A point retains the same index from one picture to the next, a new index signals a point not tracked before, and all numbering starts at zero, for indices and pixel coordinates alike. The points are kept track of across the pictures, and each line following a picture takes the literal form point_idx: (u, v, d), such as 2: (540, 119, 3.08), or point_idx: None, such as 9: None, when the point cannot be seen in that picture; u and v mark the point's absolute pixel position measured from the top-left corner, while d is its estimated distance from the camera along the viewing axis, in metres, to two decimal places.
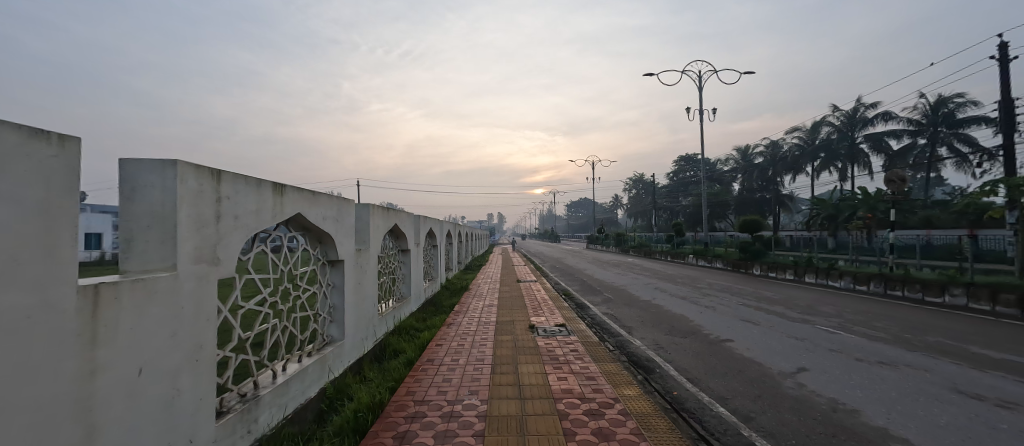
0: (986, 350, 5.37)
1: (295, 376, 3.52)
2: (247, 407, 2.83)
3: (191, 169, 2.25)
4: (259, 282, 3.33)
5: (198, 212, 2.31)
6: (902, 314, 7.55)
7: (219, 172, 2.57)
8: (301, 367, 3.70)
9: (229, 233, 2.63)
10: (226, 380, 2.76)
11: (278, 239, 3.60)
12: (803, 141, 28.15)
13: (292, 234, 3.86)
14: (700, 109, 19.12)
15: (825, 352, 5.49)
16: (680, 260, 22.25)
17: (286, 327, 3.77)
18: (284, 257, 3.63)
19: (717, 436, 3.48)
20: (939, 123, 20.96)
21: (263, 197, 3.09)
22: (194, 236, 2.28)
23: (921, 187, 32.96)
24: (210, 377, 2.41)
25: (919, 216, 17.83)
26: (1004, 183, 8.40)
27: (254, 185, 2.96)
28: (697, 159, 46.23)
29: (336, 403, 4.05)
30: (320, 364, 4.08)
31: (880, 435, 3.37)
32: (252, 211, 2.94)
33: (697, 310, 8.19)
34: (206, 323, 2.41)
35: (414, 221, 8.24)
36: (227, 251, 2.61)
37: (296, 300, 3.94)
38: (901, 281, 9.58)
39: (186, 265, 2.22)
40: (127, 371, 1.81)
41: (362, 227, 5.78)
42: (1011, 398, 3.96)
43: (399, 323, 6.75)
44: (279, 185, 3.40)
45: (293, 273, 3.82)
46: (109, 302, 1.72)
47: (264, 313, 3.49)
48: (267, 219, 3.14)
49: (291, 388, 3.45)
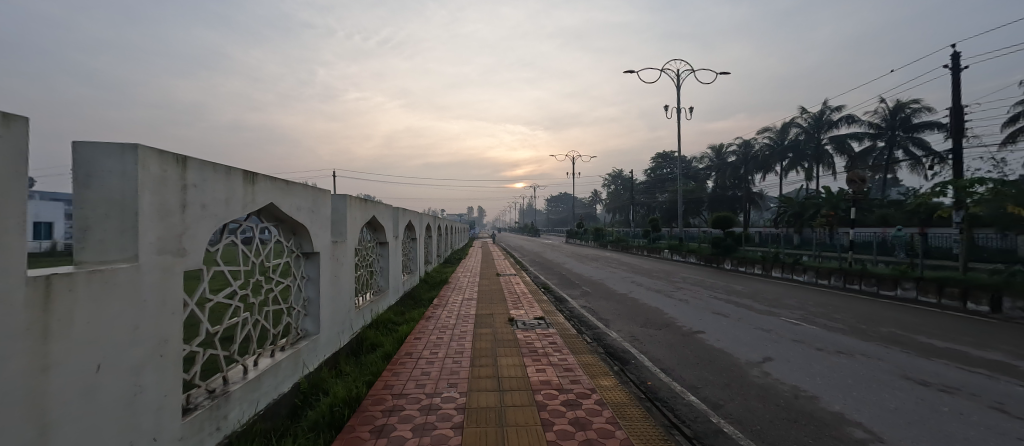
0: (931, 339, 5.81)
1: (267, 371, 3.46)
2: (216, 403, 2.75)
3: (153, 155, 2.16)
4: (229, 274, 3.22)
5: (161, 201, 2.22)
6: (860, 306, 8.03)
7: (186, 158, 2.47)
8: (274, 361, 3.62)
9: (196, 223, 2.54)
10: (193, 376, 2.65)
11: (249, 230, 3.50)
12: (774, 142, 29.16)
13: (263, 225, 3.77)
14: (677, 107, 19.63)
15: (790, 343, 5.77)
16: (656, 254, 22.87)
17: (257, 321, 3.68)
18: (254, 249, 3.54)
19: (687, 423, 3.64)
20: (896, 127, 22.27)
21: (233, 187, 2.99)
22: (157, 226, 2.18)
23: (879, 187, 34.90)
24: (176, 372, 2.33)
25: (876, 214, 19.01)
26: (952, 185, 8.99)
27: (224, 174, 2.86)
28: (674, 158, 47.73)
29: (311, 398, 3.99)
30: (295, 359, 4.01)
31: (836, 419, 3.60)
32: (222, 200, 2.84)
33: (671, 303, 8.44)
34: (172, 317, 2.32)
35: (392, 213, 8.12)
36: (194, 242, 2.52)
37: (268, 293, 3.84)
38: (859, 275, 10.14)
39: (149, 255, 2.12)
40: (85, 368, 1.74)
41: (338, 218, 5.65)
42: (952, 383, 4.31)
43: (377, 316, 6.71)
44: (250, 174, 3.30)
45: (265, 265, 3.71)
46: (63, 294, 1.63)
47: (234, 306, 3.37)
48: (237, 209, 3.03)
49: (263, 383, 3.39)
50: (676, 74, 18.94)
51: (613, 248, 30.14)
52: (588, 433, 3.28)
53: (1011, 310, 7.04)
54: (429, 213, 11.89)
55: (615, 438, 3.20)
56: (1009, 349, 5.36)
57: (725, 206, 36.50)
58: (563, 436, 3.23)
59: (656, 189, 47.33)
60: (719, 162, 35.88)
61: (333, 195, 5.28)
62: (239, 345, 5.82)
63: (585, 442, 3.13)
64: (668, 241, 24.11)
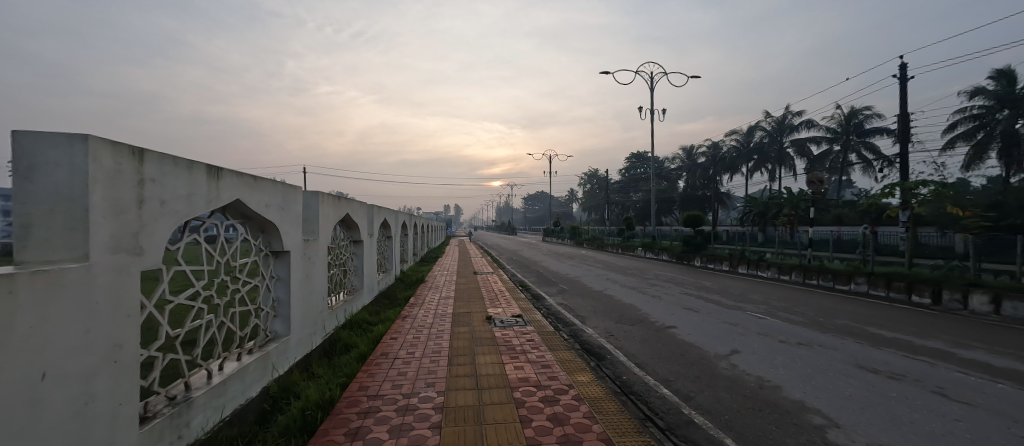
0: (881, 330, 6.25)
1: (233, 376, 3.32)
2: (178, 410, 2.62)
3: (106, 147, 2.03)
4: (192, 274, 3.07)
5: (115, 196, 2.09)
6: (818, 300, 8.52)
7: (143, 151, 2.34)
8: (241, 366, 3.48)
9: (154, 221, 2.40)
10: (152, 382, 2.51)
11: (213, 228, 3.34)
12: (740, 144, 30.37)
13: (229, 223, 3.60)
14: (651, 109, 20.18)
15: (755, 335, 6.07)
16: (630, 252, 23.41)
17: (223, 323, 3.52)
18: (220, 247, 3.38)
19: (661, 415, 3.77)
20: (851, 132, 23.72)
21: (196, 182, 2.84)
22: (110, 223, 2.05)
23: (836, 189, 37.14)
24: (133, 378, 2.21)
25: (832, 214, 20.23)
26: (900, 187, 9.63)
27: (186, 168, 2.72)
28: (647, 158, 49.02)
29: (281, 403, 3.87)
30: (264, 362, 3.88)
31: (797, 407, 3.83)
32: (183, 196, 2.69)
33: (645, 299, 8.69)
34: (128, 320, 2.19)
35: (367, 211, 7.94)
36: (152, 240, 2.38)
37: (235, 294, 3.68)
38: (817, 271, 10.77)
39: (101, 254, 1.99)
40: (26, 378, 1.62)
41: (310, 216, 5.48)
42: (899, 370, 4.67)
43: (351, 316, 6.56)
44: (215, 168, 3.15)
45: (230, 264, 3.55)
46: (3, 298, 1.51)
47: (197, 308, 3.21)
48: (200, 206, 2.88)
49: (229, 388, 3.26)
50: (650, 76, 19.47)
51: (589, 246, 30.66)
52: (565, 428, 3.34)
53: (950, 302, 7.68)
54: (405, 211, 11.73)
55: (592, 432, 3.27)
56: (949, 338, 5.85)
57: (694, 206, 37.80)
58: (540, 432, 3.27)
59: (630, 189, 48.39)
60: (690, 163, 37.01)
61: (305, 192, 5.11)
62: (203, 349, 5.57)
63: (563, 437, 3.19)
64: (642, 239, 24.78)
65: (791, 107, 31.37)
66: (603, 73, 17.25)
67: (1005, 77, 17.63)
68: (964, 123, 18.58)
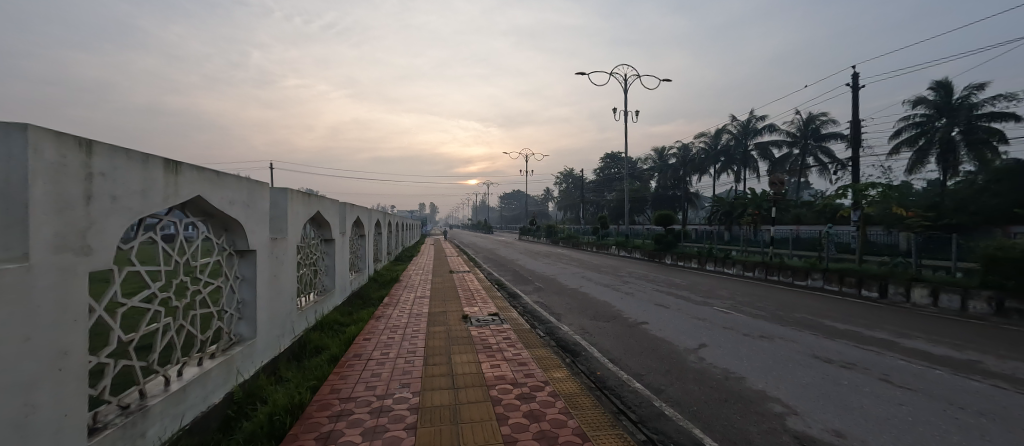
0: (835, 322, 6.67)
1: (194, 382, 3.15)
2: (132, 420, 2.46)
3: (48, 138, 1.90)
4: (147, 275, 2.88)
5: (59, 190, 1.95)
6: (779, 295, 9.00)
7: (91, 143, 2.19)
8: (202, 371, 3.32)
9: (105, 218, 2.25)
10: (102, 391, 2.35)
11: (172, 226, 3.15)
12: (707, 146, 31.54)
13: (189, 220, 3.41)
14: (625, 110, 20.64)
15: (721, 330, 6.34)
16: (604, 250, 23.85)
17: (183, 326, 3.33)
18: (178, 247, 3.19)
19: (633, 409, 3.88)
20: (809, 136, 25.11)
21: (153, 177, 2.68)
22: (54, 220, 1.91)
23: (795, 190, 39.22)
24: (81, 386, 2.06)
25: (791, 214, 21.40)
26: (852, 188, 10.18)
27: (141, 162, 2.55)
28: (621, 158, 50.11)
29: (246, 408, 3.70)
30: (227, 367, 3.70)
31: (759, 396, 4.05)
32: (139, 192, 2.53)
33: (618, 296, 8.89)
34: (75, 324, 2.04)
35: (338, 209, 7.71)
36: (103, 239, 2.23)
37: (196, 295, 3.49)
38: (778, 267, 11.36)
39: (44, 253, 1.85)
40: None
41: (278, 214, 5.27)
42: (850, 360, 5.01)
43: (322, 317, 6.37)
44: (173, 162, 2.97)
45: (191, 265, 3.36)
46: None
47: (154, 311, 3.03)
48: (157, 202, 2.72)
49: (190, 395, 3.09)
50: (624, 78, 19.91)
51: (564, 245, 31.06)
52: (541, 424, 3.38)
53: (894, 295, 8.31)
54: (378, 209, 11.47)
55: (568, 428, 3.33)
56: (894, 328, 6.31)
57: (665, 206, 38.93)
58: (517, 429, 3.30)
59: (604, 188, 49.33)
60: (661, 163, 38.07)
61: (272, 189, 4.90)
62: (160, 354, 5.26)
63: (539, 433, 3.22)
64: (616, 238, 25.32)
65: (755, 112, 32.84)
66: (580, 73, 17.43)
67: (944, 89, 18.87)
68: (907, 130, 19.97)
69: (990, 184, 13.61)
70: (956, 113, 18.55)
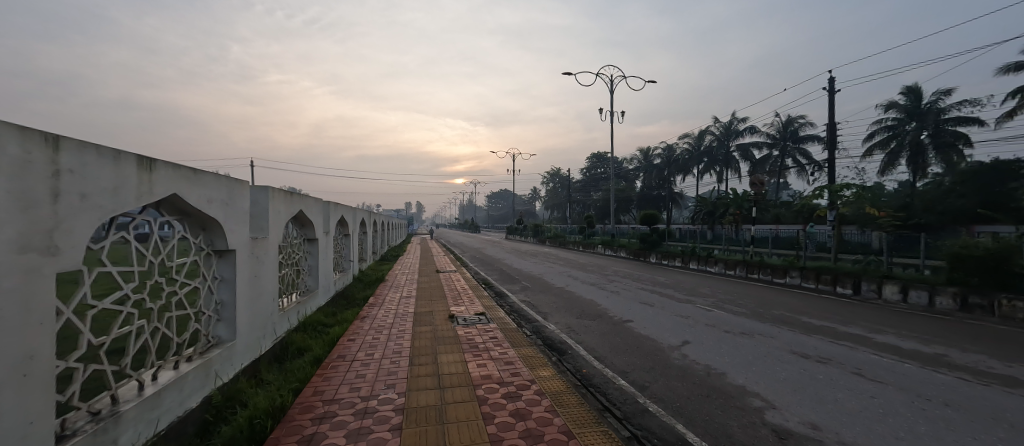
0: (811, 318, 6.90)
1: (170, 386, 3.05)
2: (103, 426, 2.36)
3: (11, 132, 1.81)
4: (120, 275, 2.77)
5: (23, 188, 1.86)
6: (759, 293, 9.24)
7: (59, 138, 2.10)
8: (179, 374, 3.21)
9: (74, 216, 2.15)
10: (71, 396, 2.24)
11: (146, 225, 3.03)
12: (692, 147, 32.12)
13: (164, 219, 3.29)
14: (611, 111, 20.87)
15: (704, 327, 6.48)
16: (591, 249, 24.06)
17: (158, 329, 3.22)
18: (153, 247, 3.08)
19: (618, 406, 3.93)
20: (788, 138, 25.85)
21: (126, 174, 2.58)
22: (18, 218, 1.83)
23: (775, 191, 40.17)
24: (47, 392, 1.97)
25: (771, 213, 22.00)
26: (828, 189, 10.52)
27: (112, 158, 2.45)
28: (607, 158, 50.60)
29: (225, 412, 3.59)
30: (205, 370, 3.59)
31: (739, 391, 4.15)
32: (111, 190, 2.43)
33: (604, 295, 8.98)
34: (41, 328, 1.95)
35: (322, 208, 7.57)
36: (72, 239, 2.13)
37: (172, 297, 3.37)
38: (757, 266, 11.66)
39: (7, 253, 1.76)
40: None
41: (259, 213, 5.14)
42: (825, 355, 5.18)
43: (304, 318, 6.25)
44: (147, 159, 2.86)
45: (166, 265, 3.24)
46: None
47: (127, 313, 2.90)
48: (130, 200, 2.62)
49: (165, 399, 2.99)
50: (610, 79, 20.14)
51: (551, 244, 31.24)
52: (527, 423, 3.39)
53: (867, 291, 8.63)
54: (363, 208, 11.32)
55: (554, 426, 3.35)
56: (866, 324, 6.56)
57: (650, 205, 39.49)
58: (504, 428, 3.30)
59: (591, 188, 49.80)
60: (646, 164, 38.63)
61: (252, 187, 4.77)
62: (134, 358, 5.07)
63: (525, 432, 3.23)
64: (602, 237, 25.55)
65: (736, 115, 33.62)
66: (567, 73, 17.62)
67: (914, 94, 19.82)
68: (880, 132, 20.73)
69: (956, 185, 14.25)
70: (925, 117, 19.18)
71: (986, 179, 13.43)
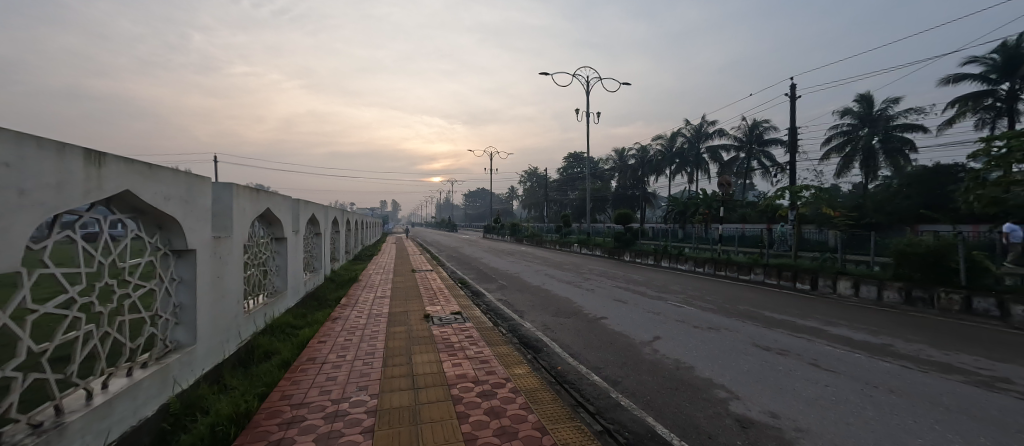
0: (773, 313, 7.27)
1: (122, 394, 2.86)
2: (46, 439, 2.19)
3: None
4: (64, 277, 2.56)
5: None
6: (725, 289, 9.65)
7: None
8: (132, 381, 3.02)
9: (12, 213, 2.00)
10: (7, 409, 2.07)
11: (94, 223, 2.83)
12: (664, 149, 33.03)
13: (115, 217, 3.08)
14: (587, 112, 21.23)
15: (674, 322, 6.70)
16: (567, 248, 24.36)
17: (108, 334, 3.01)
18: (103, 246, 2.87)
19: (591, 401, 4.01)
20: (753, 141, 27.01)
21: (71, 169, 2.41)
22: None
23: (742, 192, 41.74)
24: None
25: (737, 213, 22.94)
26: (789, 190, 11.09)
27: (55, 151, 2.29)
28: (583, 158, 51.29)
29: (185, 420, 3.42)
30: (162, 377, 3.40)
31: (706, 383, 4.32)
32: (53, 185, 2.27)
33: (580, 292, 9.12)
34: None
35: (291, 206, 7.31)
36: (8, 237, 1.98)
37: (124, 299, 3.16)
38: (725, 263, 12.16)
39: None
40: None
41: (221, 211, 4.89)
42: (785, 347, 5.47)
43: (272, 320, 6.02)
44: (96, 153, 2.67)
45: (118, 266, 3.04)
46: None
47: (72, 318, 2.69)
48: (76, 196, 2.45)
49: (117, 409, 2.81)
50: (586, 81, 20.45)
51: (528, 243, 31.45)
52: (502, 421, 3.40)
53: (823, 287, 9.16)
54: (335, 206, 11.02)
55: (528, 422, 3.38)
56: (822, 317, 6.97)
57: (624, 205, 40.37)
58: (478, 427, 3.30)
59: (567, 187, 50.39)
60: (620, 164, 39.49)
61: (214, 184, 4.53)
62: (82, 365, 4.74)
63: (500, 429, 3.24)
64: (578, 236, 25.90)
65: (706, 118, 34.80)
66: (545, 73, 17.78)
67: (866, 101, 21.14)
68: (837, 137, 22.01)
69: (902, 188, 15.20)
70: (876, 123, 20.77)
71: (928, 182, 14.51)
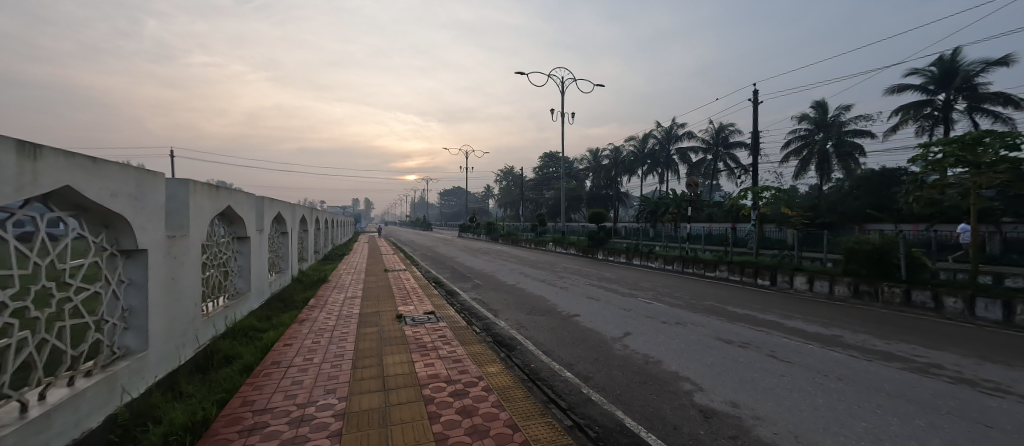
0: (736, 308, 7.63)
1: (62, 406, 2.65)
2: None
3: None
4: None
5: None
6: (692, 285, 10.04)
7: None
8: (75, 391, 2.81)
9: None
10: None
11: (29, 222, 2.60)
12: (636, 150, 33.83)
13: (55, 215, 2.84)
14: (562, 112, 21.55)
15: (644, 319, 6.91)
16: (542, 247, 24.57)
17: (47, 340, 2.78)
18: (40, 247, 2.65)
19: (563, 397, 4.08)
20: (719, 144, 28.09)
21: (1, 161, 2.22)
22: None
23: (709, 192, 43.24)
24: None
25: (704, 213, 23.79)
26: (751, 190, 11.65)
27: None
28: (558, 158, 51.77)
29: (134, 431, 3.21)
30: (109, 386, 3.17)
31: (673, 376, 4.49)
32: None
33: (554, 291, 9.22)
34: None
35: (255, 204, 6.99)
36: None
37: (64, 303, 2.93)
38: (692, 261, 12.62)
39: None
40: None
41: (177, 209, 4.61)
42: (746, 340, 5.76)
43: (233, 323, 5.75)
44: (31, 145, 2.46)
45: (57, 267, 2.81)
46: None
47: (5, 324, 2.47)
48: (7, 191, 2.26)
49: (55, 422, 2.60)
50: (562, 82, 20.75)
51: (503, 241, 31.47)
52: (474, 420, 3.39)
53: (781, 282, 9.69)
54: (303, 204, 10.64)
55: (500, 420, 3.40)
56: (780, 311, 7.37)
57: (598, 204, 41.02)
58: (450, 426, 3.28)
59: (541, 186, 50.72)
60: (593, 163, 40.13)
61: (167, 179, 4.26)
62: (18, 375, 4.37)
63: (471, 428, 3.25)
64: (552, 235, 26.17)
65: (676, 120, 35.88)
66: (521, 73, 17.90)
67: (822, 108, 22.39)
68: (795, 141, 23.23)
69: (852, 189, 16.34)
70: (830, 128, 22.05)
71: (876, 184, 15.56)
